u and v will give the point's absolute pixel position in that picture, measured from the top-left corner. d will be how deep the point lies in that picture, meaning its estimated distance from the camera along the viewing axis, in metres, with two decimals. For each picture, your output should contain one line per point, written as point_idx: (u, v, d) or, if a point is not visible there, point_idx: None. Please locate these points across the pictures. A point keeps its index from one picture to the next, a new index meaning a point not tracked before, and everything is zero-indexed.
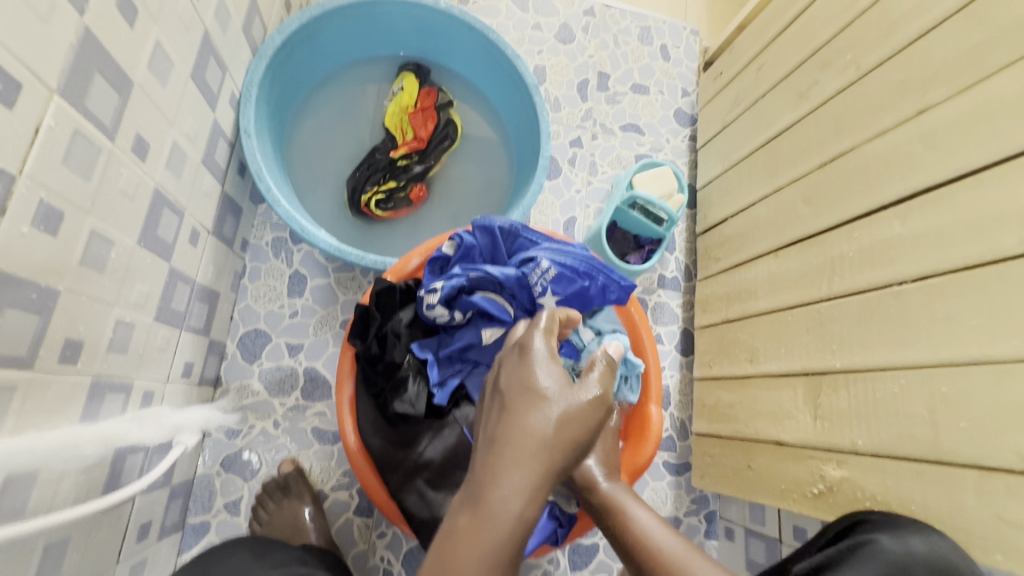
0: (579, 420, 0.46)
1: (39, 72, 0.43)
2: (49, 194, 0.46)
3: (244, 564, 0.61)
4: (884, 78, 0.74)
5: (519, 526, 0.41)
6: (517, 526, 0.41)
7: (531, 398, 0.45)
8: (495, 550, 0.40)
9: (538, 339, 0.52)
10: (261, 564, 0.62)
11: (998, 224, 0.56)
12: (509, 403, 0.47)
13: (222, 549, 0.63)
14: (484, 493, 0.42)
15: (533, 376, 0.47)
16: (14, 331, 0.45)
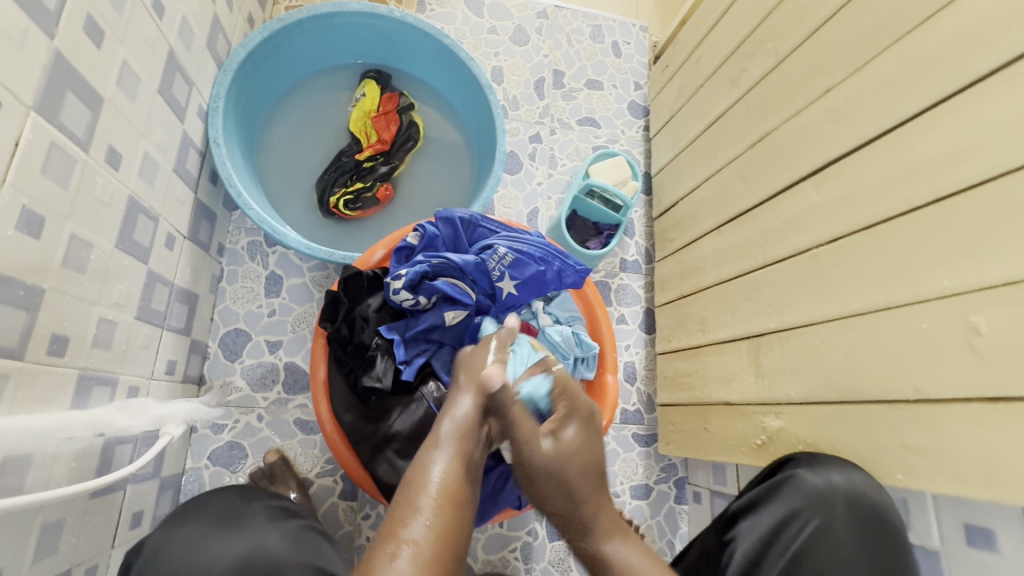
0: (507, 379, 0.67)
1: (17, 92, 0.49)
2: (31, 201, 0.51)
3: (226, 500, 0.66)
4: (799, 62, 0.81)
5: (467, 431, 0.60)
6: (466, 433, 0.59)
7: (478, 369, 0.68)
8: (455, 445, 0.57)
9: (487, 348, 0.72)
10: (248, 492, 0.67)
11: (889, 187, 0.64)
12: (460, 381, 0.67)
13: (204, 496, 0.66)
14: (438, 419, 0.61)
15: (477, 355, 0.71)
16: (5, 324, 0.50)
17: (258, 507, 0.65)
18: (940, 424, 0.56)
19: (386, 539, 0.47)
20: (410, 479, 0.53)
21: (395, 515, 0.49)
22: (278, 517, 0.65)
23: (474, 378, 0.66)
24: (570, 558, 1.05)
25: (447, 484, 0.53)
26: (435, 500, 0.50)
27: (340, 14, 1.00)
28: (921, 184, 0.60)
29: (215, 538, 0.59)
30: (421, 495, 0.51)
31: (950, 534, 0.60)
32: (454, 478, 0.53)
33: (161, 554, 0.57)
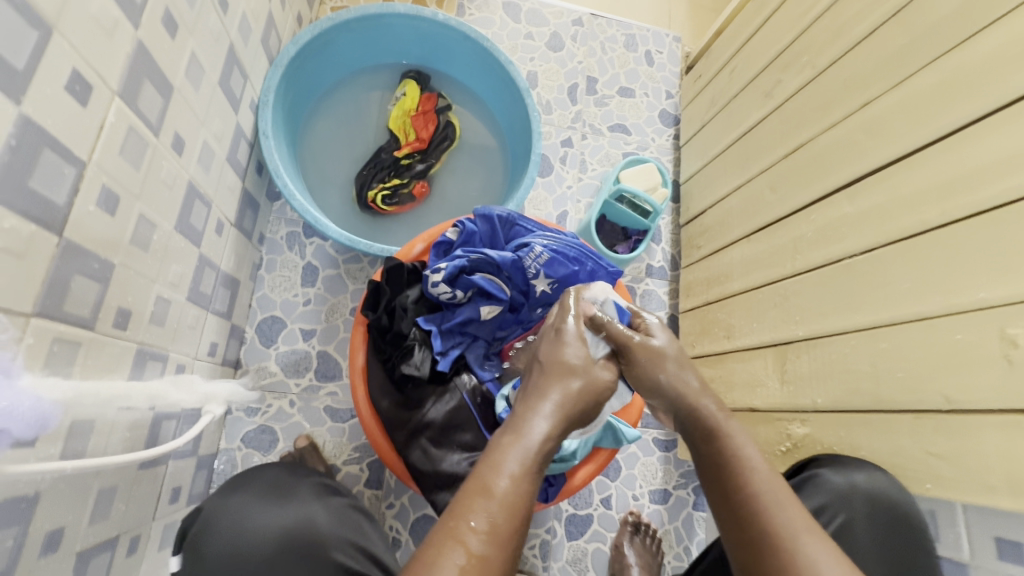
0: (588, 378, 0.54)
1: (104, 77, 0.52)
2: (110, 181, 0.54)
3: (275, 473, 0.67)
4: (836, 75, 0.82)
5: (548, 440, 0.48)
6: (550, 442, 0.48)
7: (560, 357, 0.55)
8: (534, 454, 0.47)
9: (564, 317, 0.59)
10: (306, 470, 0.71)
11: (925, 200, 0.64)
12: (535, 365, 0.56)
13: (254, 468, 0.68)
14: (518, 418, 0.49)
15: (561, 345, 0.55)
16: (81, 294, 0.53)
17: (305, 480, 0.67)
18: (974, 435, 0.56)
19: (448, 545, 0.41)
20: (478, 482, 0.44)
21: (462, 517, 0.42)
22: (324, 492, 0.67)
23: (556, 376, 0.53)
24: (588, 558, 1.06)
25: (522, 496, 0.44)
26: (505, 515, 0.43)
27: (386, 15, 1.03)
28: (960, 197, 0.61)
29: (263, 505, 0.62)
30: (490, 504, 0.43)
31: (979, 546, 0.61)
32: (528, 486, 0.45)
33: (213, 515, 0.61)
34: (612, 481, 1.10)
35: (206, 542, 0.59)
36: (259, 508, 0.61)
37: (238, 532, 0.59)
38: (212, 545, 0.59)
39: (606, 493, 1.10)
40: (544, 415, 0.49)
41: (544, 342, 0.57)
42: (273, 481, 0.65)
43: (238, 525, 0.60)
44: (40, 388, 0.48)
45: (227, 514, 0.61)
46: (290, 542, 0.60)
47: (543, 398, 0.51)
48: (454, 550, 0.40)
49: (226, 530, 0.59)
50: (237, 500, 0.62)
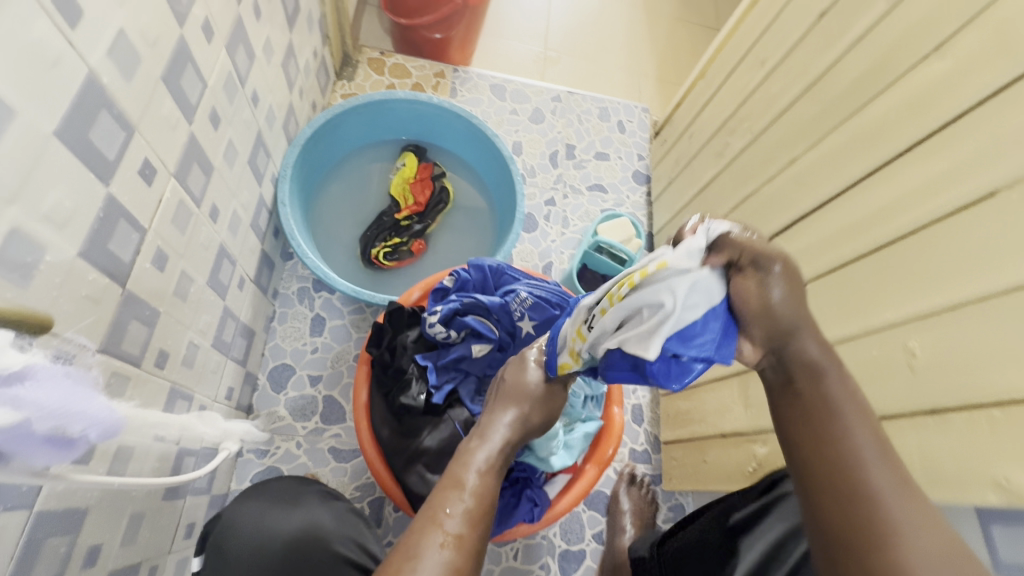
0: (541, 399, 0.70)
1: (166, 162, 0.65)
2: (162, 244, 0.67)
3: (286, 484, 0.74)
4: (769, 138, 0.97)
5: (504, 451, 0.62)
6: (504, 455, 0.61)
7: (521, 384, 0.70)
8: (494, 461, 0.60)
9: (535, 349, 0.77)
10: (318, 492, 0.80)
11: (842, 240, 0.76)
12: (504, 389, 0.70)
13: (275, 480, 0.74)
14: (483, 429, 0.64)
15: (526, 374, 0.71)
16: (135, 336, 0.63)
17: (311, 488, 0.74)
18: (897, 438, 0.64)
19: (428, 527, 0.50)
20: (451, 477, 0.56)
21: (437, 504, 0.53)
22: (328, 499, 0.74)
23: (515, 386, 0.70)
24: None
25: (485, 488, 0.56)
26: (474, 502, 0.54)
27: (389, 101, 1.21)
28: (866, 236, 0.72)
29: (276, 511, 0.69)
30: (463, 495, 0.54)
31: None
32: (486, 479, 0.57)
33: (234, 519, 0.67)
34: (603, 516, 1.15)
35: (228, 540, 0.65)
36: (273, 511, 0.69)
37: (255, 531, 0.66)
38: (232, 546, 0.65)
39: (598, 528, 1.14)
40: (498, 427, 0.64)
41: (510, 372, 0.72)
42: (283, 490, 0.73)
43: (255, 522, 0.67)
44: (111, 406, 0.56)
45: (240, 514, 0.68)
46: (303, 536, 0.67)
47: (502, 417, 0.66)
48: (435, 531, 0.50)
49: (246, 532, 0.66)
50: (254, 506, 0.69)
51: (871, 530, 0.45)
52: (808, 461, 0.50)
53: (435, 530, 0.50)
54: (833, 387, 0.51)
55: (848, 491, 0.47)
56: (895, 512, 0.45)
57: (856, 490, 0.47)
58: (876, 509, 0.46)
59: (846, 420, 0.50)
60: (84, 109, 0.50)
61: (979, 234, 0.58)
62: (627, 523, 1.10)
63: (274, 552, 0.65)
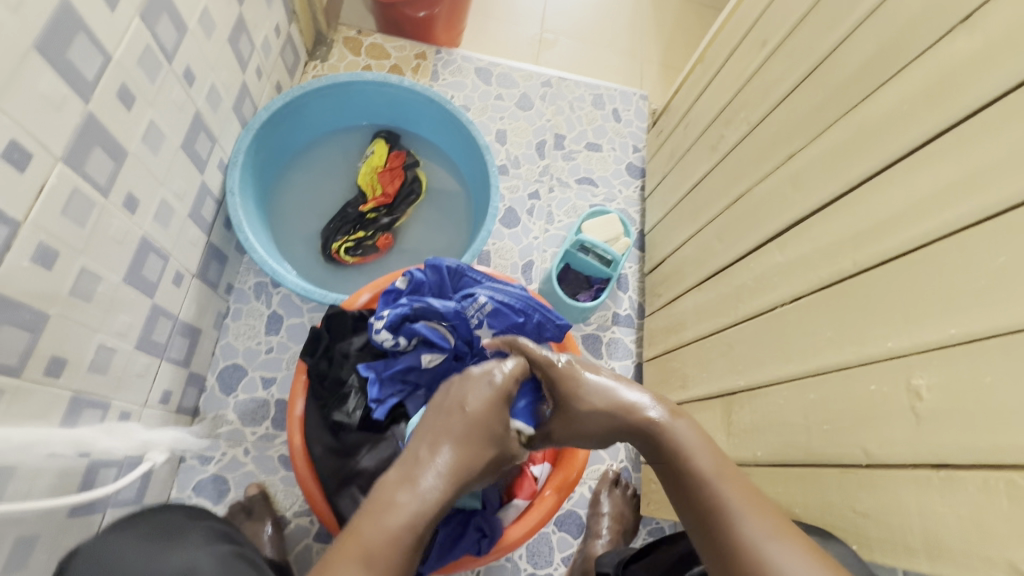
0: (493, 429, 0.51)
1: (47, 144, 0.57)
2: (47, 238, 0.58)
3: (169, 518, 0.62)
4: (766, 129, 0.85)
5: (439, 500, 0.47)
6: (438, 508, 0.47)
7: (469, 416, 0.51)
8: (422, 517, 0.46)
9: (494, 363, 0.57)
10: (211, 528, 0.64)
11: (840, 251, 0.65)
12: (445, 416, 0.51)
13: (156, 509, 0.64)
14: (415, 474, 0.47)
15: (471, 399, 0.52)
16: (7, 343, 0.55)
17: (197, 527, 0.61)
18: (894, 492, 0.54)
19: None
20: (358, 541, 0.44)
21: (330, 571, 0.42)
22: (213, 539, 0.60)
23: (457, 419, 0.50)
24: None
25: (398, 552, 0.44)
26: (377, 574, 0.43)
27: (355, 82, 1.12)
28: (869, 246, 0.61)
29: (146, 547, 0.55)
30: (365, 566, 0.43)
31: None
32: (403, 549, 0.44)
33: (95, 554, 0.53)
34: (574, 539, 1.06)
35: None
36: (143, 547, 0.55)
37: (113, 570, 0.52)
38: None
39: (568, 551, 1.05)
40: (434, 475, 0.48)
41: (453, 388, 0.53)
42: (164, 524, 0.60)
43: (114, 561, 0.53)
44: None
45: (99, 554, 0.53)
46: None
47: (442, 455, 0.49)
48: None
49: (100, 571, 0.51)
50: (121, 544, 0.55)
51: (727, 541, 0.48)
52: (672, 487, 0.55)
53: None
54: (683, 438, 0.56)
55: (700, 513, 0.51)
56: (770, 557, 0.45)
57: (709, 508, 0.51)
58: (726, 525, 0.49)
59: (707, 472, 0.53)
60: None
61: (1003, 252, 0.47)
62: (603, 527, 1.03)
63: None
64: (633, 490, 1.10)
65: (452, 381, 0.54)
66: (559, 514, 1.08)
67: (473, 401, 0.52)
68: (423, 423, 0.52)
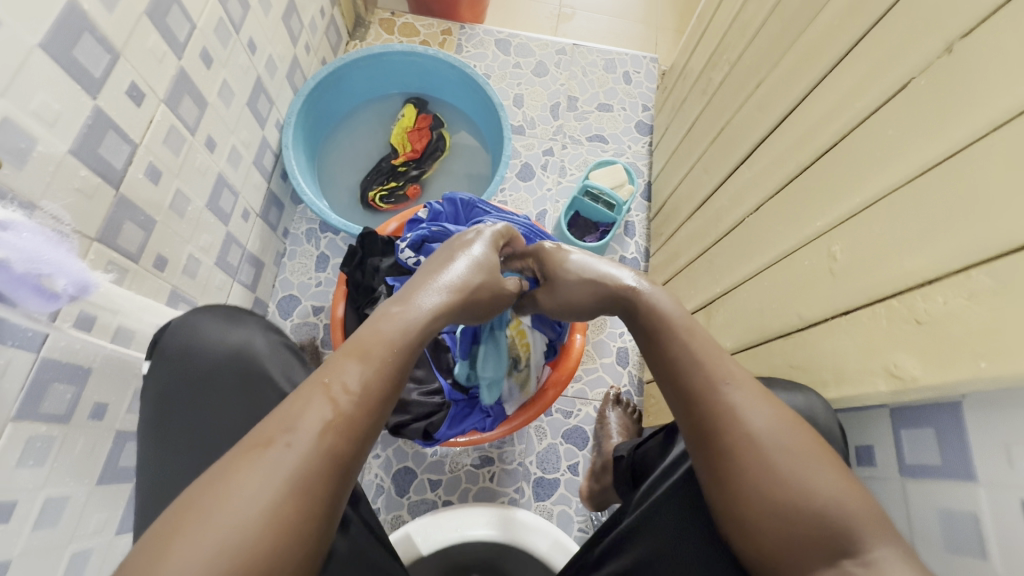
0: (482, 268, 0.72)
1: (154, 88, 0.76)
2: (154, 160, 0.78)
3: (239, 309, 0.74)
4: (743, 65, 0.94)
5: (426, 318, 0.60)
6: (426, 324, 0.59)
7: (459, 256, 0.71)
8: (412, 331, 0.57)
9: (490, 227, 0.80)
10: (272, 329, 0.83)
11: (790, 157, 0.75)
12: (444, 258, 0.71)
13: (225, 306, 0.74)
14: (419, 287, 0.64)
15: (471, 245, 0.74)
16: (130, 236, 0.76)
17: (255, 316, 0.75)
18: (816, 343, 0.64)
19: (318, 397, 0.49)
20: (358, 346, 0.53)
21: (328, 374, 0.50)
22: (270, 329, 0.74)
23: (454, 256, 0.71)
24: (553, 518, 1.14)
25: (393, 364, 0.53)
26: (375, 378, 0.51)
27: (388, 53, 1.29)
28: (807, 148, 0.71)
29: (215, 330, 0.70)
30: (365, 367, 0.51)
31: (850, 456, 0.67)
32: (394, 356, 0.54)
33: (180, 331, 0.70)
34: (580, 449, 1.20)
35: (173, 348, 0.69)
36: (212, 330, 0.70)
37: (194, 347, 0.69)
38: (172, 351, 0.69)
39: (574, 460, 1.19)
40: (429, 295, 0.63)
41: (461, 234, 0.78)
42: (234, 313, 0.73)
43: (193, 338, 0.69)
44: (92, 272, 0.69)
45: (186, 327, 0.70)
46: (232, 356, 0.69)
47: (432, 286, 0.65)
48: (323, 400, 0.48)
49: (186, 349, 0.68)
50: (206, 322, 0.70)
51: (700, 391, 0.55)
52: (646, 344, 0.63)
53: (323, 404, 0.48)
54: (661, 303, 0.64)
55: (676, 369, 0.58)
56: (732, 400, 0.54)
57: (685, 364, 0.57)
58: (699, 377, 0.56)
59: (681, 333, 0.60)
60: (67, 31, 0.61)
61: (893, 127, 0.56)
62: (612, 432, 1.14)
63: (196, 372, 0.68)
64: (634, 407, 1.22)
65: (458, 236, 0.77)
66: (566, 429, 1.22)
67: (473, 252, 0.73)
68: (431, 261, 0.72)
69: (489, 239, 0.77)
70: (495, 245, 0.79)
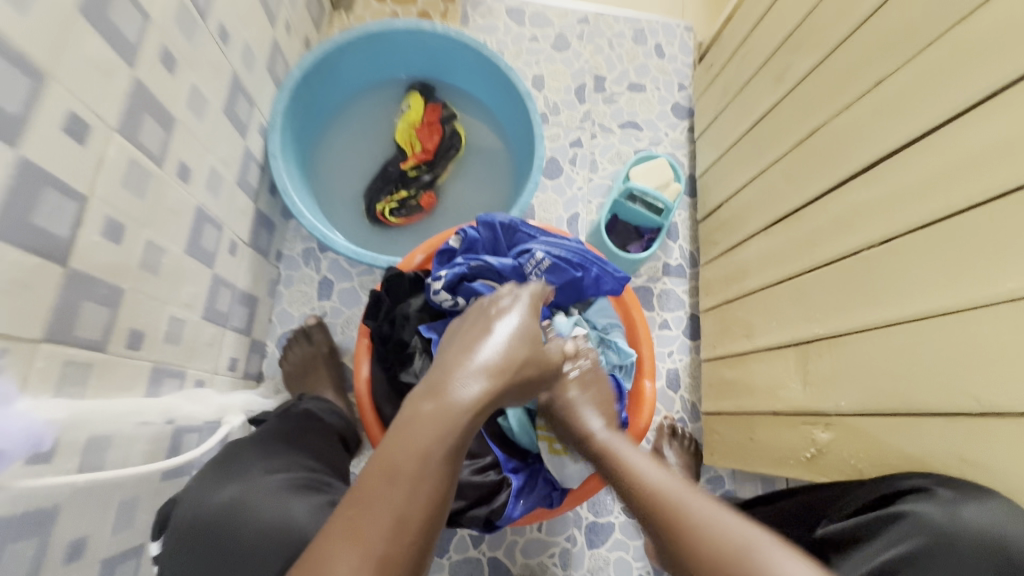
0: (524, 331, 0.56)
1: (102, 115, 0.55)
2: (113, 211, 0.58)
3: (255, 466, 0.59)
4: (850, 50, 0.77)
5: (472, 408, 0.46)
6: (472, 416, 0.46)
7: (491, 319, 0.56)
8: (454, 428, 0.44)
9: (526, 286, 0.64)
10: (276, 421, 0.72)
11: (945, 183, 0.59)
12: (473, 323, 0.56)
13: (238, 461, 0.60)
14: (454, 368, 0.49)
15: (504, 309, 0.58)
16: (92, 319, 0.56)
17: (269, 461, 0.61)
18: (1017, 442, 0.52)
19: (341, 540, 0.38)
20: (386, 463, 0.41)
21: (350, 505, 0.40)
22: (301, 489, 0.57)
23: (488, 320, 0.56)
24: (609, 567, 1.04)
25: (434, 477, 0.41)
26: (411, 504, 0.40)
27: (387, 32, 1.05)
28: (984, 179, 0.56)
29: (225, 484, 0.57)
30: (395, 491, 0.40)
31: None
32: (433, 470, 0.42)
33: (191, 504, 0.55)
34: None
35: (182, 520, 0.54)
36: (228, 493, 0.55)
37: (209, 519, 0.54)
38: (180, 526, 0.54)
39: None
40: (469, 379, 0.48)
41: (481, 300, 0.62)
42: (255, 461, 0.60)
43: (205, 507, 0.55)
44: (38, 409, 0.50)
45: (196, 492, 0.56)
46: (265, 539, 0.51)
47: (468, 366, 0.49)
48: (349, 545, 0.38)
49: (201, 524, 0.53)
50: (222, 487, 0.56)
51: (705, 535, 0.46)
52: (625, 501, 0.55)
53: (351, 550, 0.37)
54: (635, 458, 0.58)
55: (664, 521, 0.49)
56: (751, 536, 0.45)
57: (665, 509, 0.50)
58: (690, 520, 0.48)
59: (670, 482, 0.53)
60: None
61: None
62: (676, 477, 1.03)
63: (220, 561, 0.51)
64: (690, 438, 1.09)
65: (481, 299, 0.62)
66: None
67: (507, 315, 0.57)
68: (456, 332, 0.56)
69: (529, 303, 0.61)
70: (534, 306, 0.62)
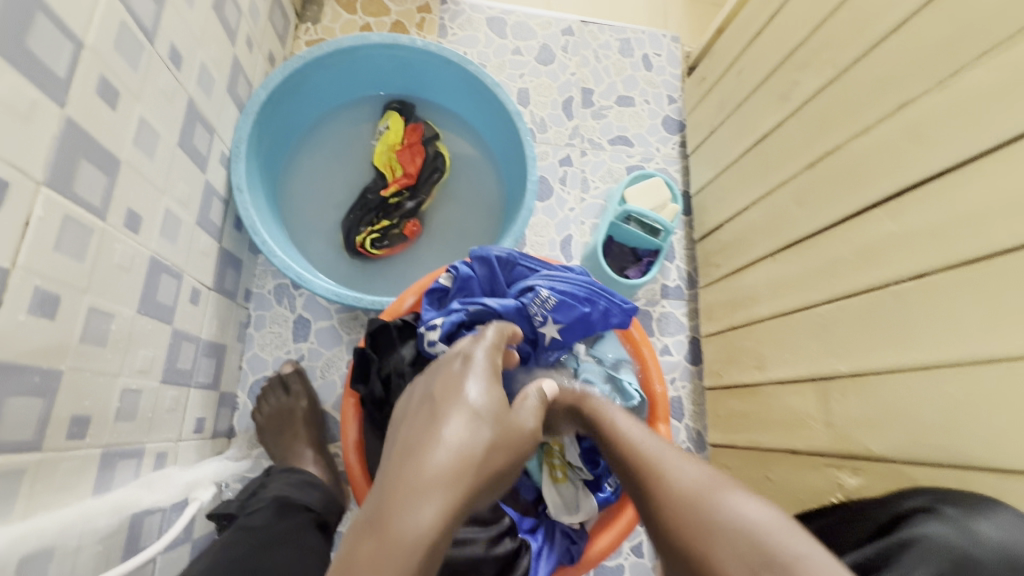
0: (498, 424, 0.39)
1: (25, 167, 0.45)
2: (45, 281, 0.48)
3: None
4: (867, 71, 0.73)
5: (448, 493, 0.33)
6: (449, 507, 0.32)
7: (443, 403, 0.39)
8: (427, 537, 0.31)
9: (479, 350, 0.49)
10: (238, 530, 0.63)
11: (989, 219, 0.55)
12: (420, 417, 0.38)
13: None
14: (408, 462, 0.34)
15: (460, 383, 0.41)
16: (20, 415, 0.46)
17: None
18: None
19: None
20: None
21: None
22: None
23: (445, 403, 0.39)
24: None
25: None
26: None
27: (361, 47, 0.96)
28: None
29: None
30: None
31: None
32: None
33: None
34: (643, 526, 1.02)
35: None
36: None
37: None
38: None
39: (638, 540, 1.01)
40: (434, 470, 0.33)
41: (432, 372, 0.45)
42: None
43: None
44: None
45: None
46: None
47: (430, 457, 0.34)
48: None
49: None
50: None
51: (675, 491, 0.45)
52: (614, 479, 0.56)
53: None
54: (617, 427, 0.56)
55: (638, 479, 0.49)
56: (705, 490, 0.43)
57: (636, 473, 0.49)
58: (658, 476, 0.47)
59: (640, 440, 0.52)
60: None
61: None
62: None
63: None
64: None
65: (428, 373, 0.47)
66: None
67: (472, 393, 0.40)
68: (405, 421, 0.39)
69: (491, 341, 0.53)
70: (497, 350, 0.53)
